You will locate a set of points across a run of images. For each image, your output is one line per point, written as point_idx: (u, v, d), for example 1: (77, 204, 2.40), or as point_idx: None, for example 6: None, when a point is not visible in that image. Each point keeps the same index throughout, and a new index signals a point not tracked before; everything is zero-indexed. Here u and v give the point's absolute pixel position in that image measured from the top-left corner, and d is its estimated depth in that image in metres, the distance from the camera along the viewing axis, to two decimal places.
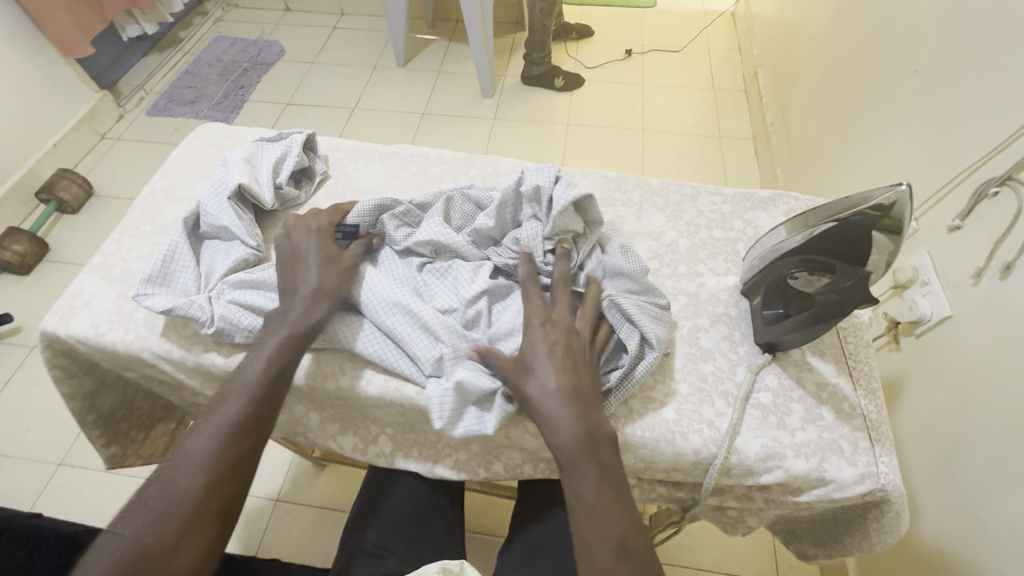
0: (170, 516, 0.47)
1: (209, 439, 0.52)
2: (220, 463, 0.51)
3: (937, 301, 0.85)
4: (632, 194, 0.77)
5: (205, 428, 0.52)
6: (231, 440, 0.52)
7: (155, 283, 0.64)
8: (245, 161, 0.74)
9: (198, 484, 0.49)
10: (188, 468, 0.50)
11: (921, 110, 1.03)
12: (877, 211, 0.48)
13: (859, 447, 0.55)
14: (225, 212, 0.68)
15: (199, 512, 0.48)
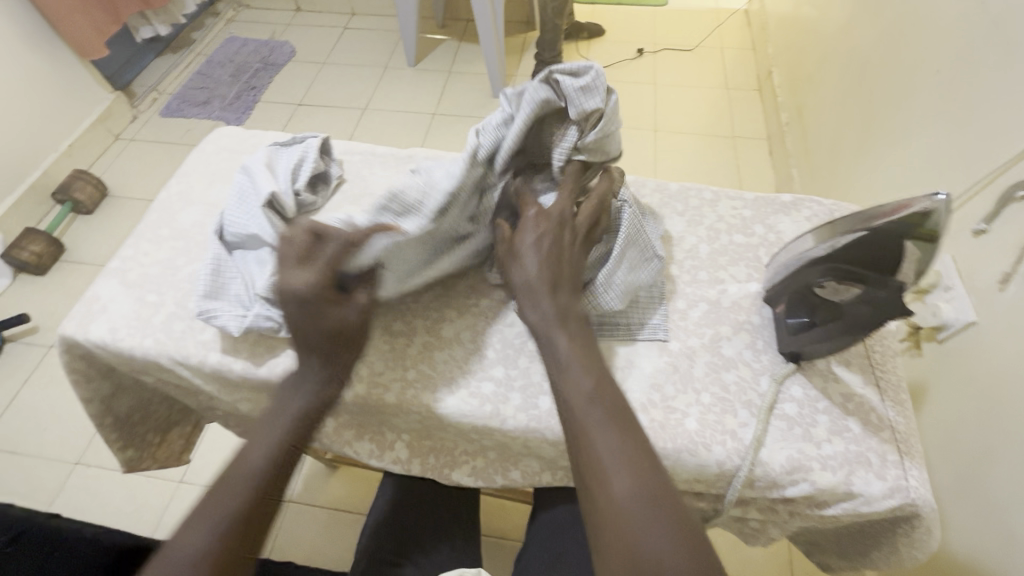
0: None
1: (214, 523, 0.51)
2: (231, 535, 0.50)
3: (962, 307, 0.83)
4: (651, 198, 0.76)
5: (204, 518, 0.51)
6: (235, 529, 0.51)
7: (210, 298, 0.64)
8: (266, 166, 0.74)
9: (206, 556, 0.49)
10: (194, 536, 0.50)
11: (944, 111, 1.01)
12: (913, 219, 0.46)
13: (888, 460, 0.53)
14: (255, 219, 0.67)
15: None
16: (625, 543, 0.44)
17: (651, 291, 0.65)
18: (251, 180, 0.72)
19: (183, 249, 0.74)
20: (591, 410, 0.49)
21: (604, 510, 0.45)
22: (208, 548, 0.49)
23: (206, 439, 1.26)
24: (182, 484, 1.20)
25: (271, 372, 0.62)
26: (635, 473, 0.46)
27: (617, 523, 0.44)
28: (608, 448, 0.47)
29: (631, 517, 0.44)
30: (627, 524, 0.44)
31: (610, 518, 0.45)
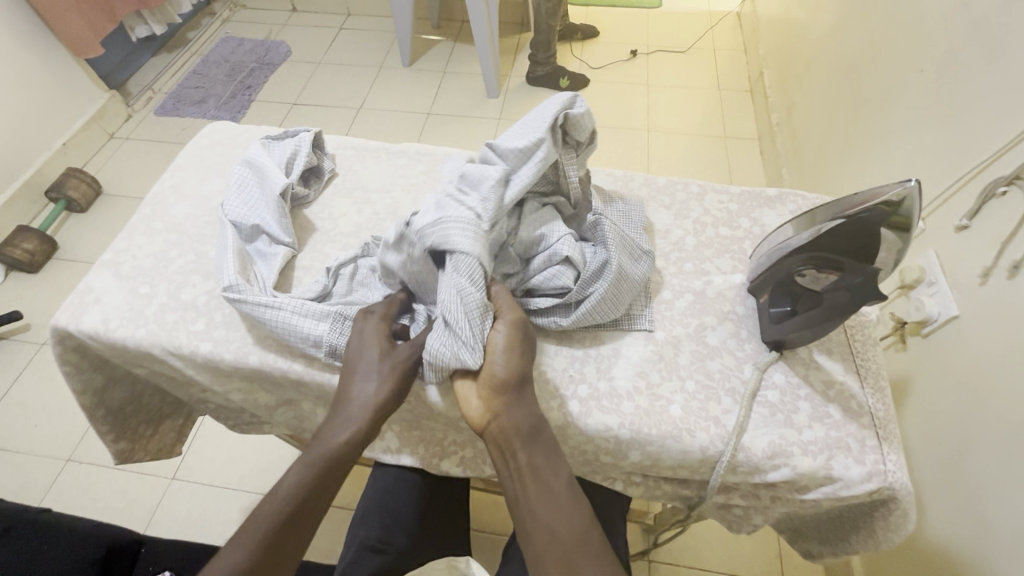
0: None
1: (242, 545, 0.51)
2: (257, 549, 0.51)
3: (945, 300, 0.85)
4: (639, 192, 0.77)
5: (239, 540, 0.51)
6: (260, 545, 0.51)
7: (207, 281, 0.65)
8: (258, 158, 0.76)
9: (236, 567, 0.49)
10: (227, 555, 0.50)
11: (928, 110, 1.03)
12: (886, 207, 0.48)
13: (866, 445, 0.55)
14: (257, 210, 0.71)
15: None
16: (556, 542, 0.50)
17: (641, 286, 0.65)
18: (248, 172, 0.75)
19: (176, 241, 0.74)
20: (538, 426, 0.54)
21: (542, 513, 0.51)
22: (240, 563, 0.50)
23: (199, 435, 1.26)
24: (174, 481, 1.20)
25: (263, 362, 0.63)
26: (570, 481, 0.53)
27: (550, 525, 0.50)
28: (549, 461, 0.53)
29: (562, 520, 0.50)
30: (558, 523, 0.50)
31: (547, 525, 0.50)
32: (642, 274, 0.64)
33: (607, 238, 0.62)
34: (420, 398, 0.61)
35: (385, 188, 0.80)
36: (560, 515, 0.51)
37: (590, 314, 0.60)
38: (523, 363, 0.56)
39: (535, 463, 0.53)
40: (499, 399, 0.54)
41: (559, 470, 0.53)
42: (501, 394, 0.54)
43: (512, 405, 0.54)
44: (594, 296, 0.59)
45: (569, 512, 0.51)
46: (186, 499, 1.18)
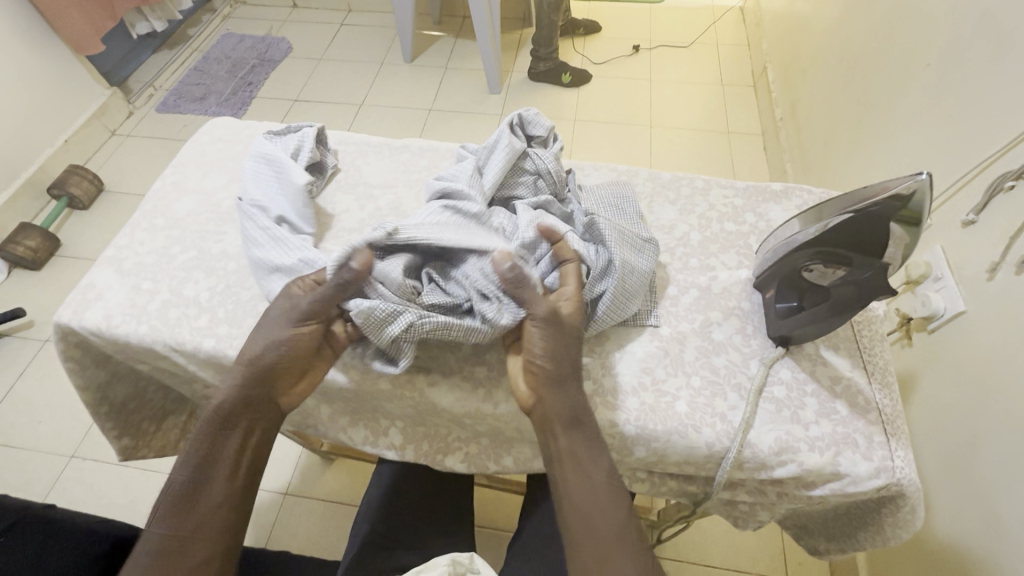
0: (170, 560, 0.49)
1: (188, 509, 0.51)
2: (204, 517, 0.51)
3: (951, 296, 0.84)
4: (643, 187, 0.77)
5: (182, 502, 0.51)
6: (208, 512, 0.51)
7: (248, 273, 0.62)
8: (265, 154, 0.75)
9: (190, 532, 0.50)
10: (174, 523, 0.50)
11: (934, 104, 1.02)
12: (896, 201, 0.47)
13: (874, 441, 0.54)
14: (281, 199, 0.71)
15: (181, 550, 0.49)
16: (597, 533, 0.49)
17: (650, 282, 0.64)
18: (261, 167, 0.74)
19: (179, 238, 0.74)
20: (584, 418, 0.53)
21: (586, 501, 0.50)
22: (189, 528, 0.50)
23: None
24: None
25: None
26: (609, 465, 0.53)
27: (592, 514, 0.50)
28: (590, 451, 0.52)
29: (603, 510, 0.50)
30: (601, 514, 0.50)
31: (588, 512, 0.50)
32: (648, 270, 0.62)
33: (605, 237, 0.60)
34: (423, 395, 0.61)
35: (387, 185, 0.79)
36: (600, 505, 0.51)
37: (606, 316, 0.59)
38: (572, 355, 0.55)
39: (576, 452, 0.52)
40: (544, 389, 0.54)
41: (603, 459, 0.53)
42: (552, 382, 0.54)
43: (558, 395, 0.53)
44: (606, 294, 0.58)
45: (607, 505, 0.51)
46: None
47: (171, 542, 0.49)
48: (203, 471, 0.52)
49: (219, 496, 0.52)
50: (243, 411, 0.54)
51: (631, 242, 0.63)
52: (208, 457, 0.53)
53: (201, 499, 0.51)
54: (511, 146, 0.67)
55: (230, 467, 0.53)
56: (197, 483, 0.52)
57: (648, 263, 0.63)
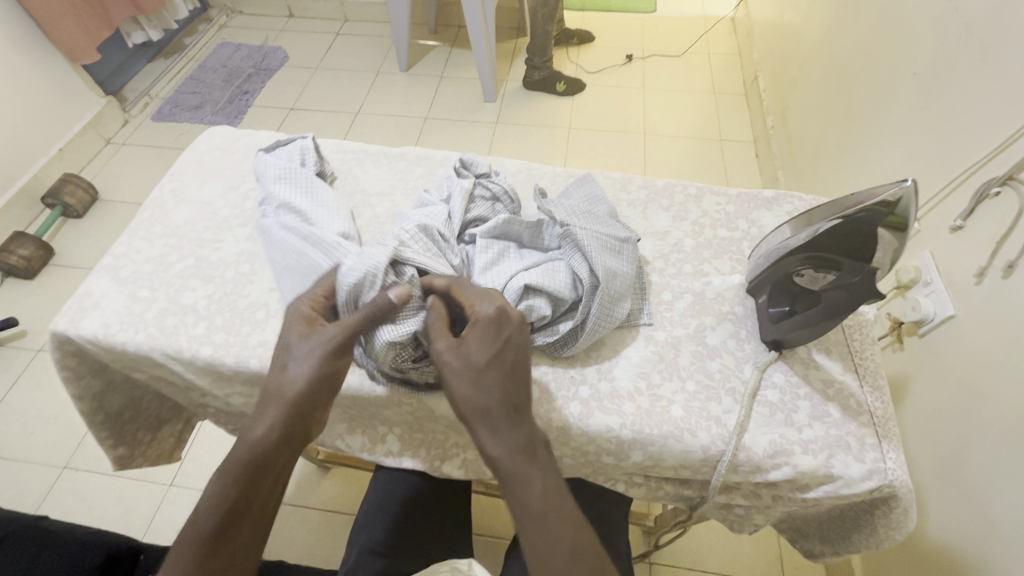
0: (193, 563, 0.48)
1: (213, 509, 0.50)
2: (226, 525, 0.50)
3: (941, 301, 0.85)
4: (637, 194, 0.78)
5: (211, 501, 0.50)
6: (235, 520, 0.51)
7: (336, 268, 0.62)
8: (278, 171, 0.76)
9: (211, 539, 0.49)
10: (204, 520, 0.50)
11: (921, 111, 1.04)
12: (883, 207, 0.48)
13: (866, 443, 0.55)
14: (319, 209, 0.73)
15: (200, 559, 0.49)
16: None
17: (637, 279, 0.66)
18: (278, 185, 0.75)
19: (176, 246, 0.74)
20: (517, 449, 0.49)
21: (528, 541, 0.48)
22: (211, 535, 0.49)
23: (197, 440, 1.26)
24: (172, 487, 1.20)
25: (263, 365, 0.63)
26: (546, 485, 0.49)
27: (541, 553, 0.47)
28: (523, 483, 0.49)
29: (552, 551, 0.47)
30: (548, 552, 0.47)
31: (534, 554, 0.47)
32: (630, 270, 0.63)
33: (580, 247, 0.61)
34: (420, 400, 0.61)
35: (385, 193, 0.80)
36: (549, 542, 0.47)
37: (599, 326, 0.59)
38: (499, 385, 0.51)
39: (511, 483, 0.49)
40: (471, 426, 0.50)
41: (533, 484, 0.49)
42: (483, 418, 0.50)
43: (491, 434, 0.50)
44: (594, 304, 0.59)
45: (552, 530, 0.47)
46: (185, 505, 1.17)
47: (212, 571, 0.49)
48: (238, 500, 0.51)
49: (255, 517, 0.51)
50: (275, 442, 0.53)
51: (603, 247, 0.63)
52: (240, 485, 0.51)
53: (238, 528, 0.51)
54: (460, 186, 0.70)
55: (262, 495, 0.52)
56: (233, 513, 0.51)
57: (631, 263, 0.64)
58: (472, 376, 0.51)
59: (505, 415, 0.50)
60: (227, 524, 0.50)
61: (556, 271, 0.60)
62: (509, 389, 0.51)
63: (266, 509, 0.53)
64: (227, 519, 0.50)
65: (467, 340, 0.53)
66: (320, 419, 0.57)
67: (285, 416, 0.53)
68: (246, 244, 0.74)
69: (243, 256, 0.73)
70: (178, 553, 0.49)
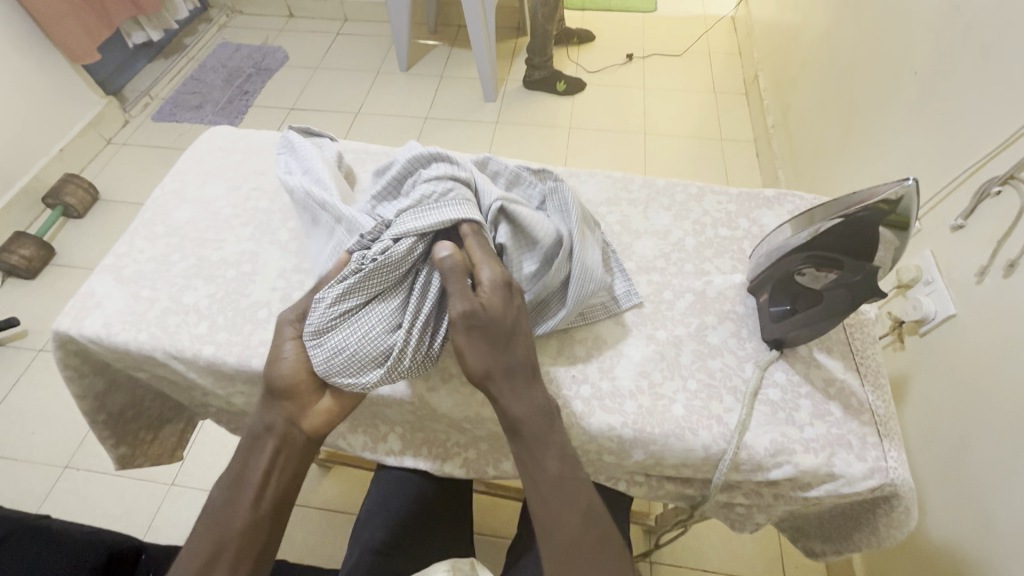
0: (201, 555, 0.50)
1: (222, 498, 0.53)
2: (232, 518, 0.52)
3: (941, 300, 0.85)
4: (638, 194, 0.78)
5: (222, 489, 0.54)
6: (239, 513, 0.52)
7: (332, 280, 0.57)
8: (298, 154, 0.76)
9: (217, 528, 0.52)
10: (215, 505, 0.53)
11: (922, 110, 1.04)
12: (885, 206, 0.48)
13: (867, 442, 0.55)
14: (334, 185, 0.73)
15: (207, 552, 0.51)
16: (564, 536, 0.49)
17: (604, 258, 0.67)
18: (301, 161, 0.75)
19: (178, 245, 0.74)
20: (541, 411, 0.52)
21: (546, 501, 0.50)
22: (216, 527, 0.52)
23: (198, 440, 1.26)
24: (173, 487, 1.20)
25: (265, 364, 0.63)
26: (564, 447, 0.52)
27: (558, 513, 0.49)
28: (543, 446, 0.51)
29: (567, 511, 0.50)
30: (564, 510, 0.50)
31: (552, 514, 0.49)
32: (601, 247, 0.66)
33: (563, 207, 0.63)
34: (422, 398, 0.61)
35: None
36: (565, 502, 0.50)
37: (580, 287, 0.59)
38: (522, 347, 0.54)
39: (531, 443, 0.51)
40: (497, 387, 0.52)
41: (554, 446, 0.51)
42: (506, 378, 0.52)
43: (515, 396, 0.52)
44: (576, 263, 0.59)
45: (569, 488, 0.50)
46: (186, 505, 1.18)
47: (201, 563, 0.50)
48: (232, 491, 0.53)
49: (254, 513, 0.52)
50: (267, 433, 0.55)
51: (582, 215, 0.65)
52: (238, 477, 0.54)
53: (228, 522, 0.52)
54: None
55: (255, 492, 0.53)
56: (228, 510, 0.52)
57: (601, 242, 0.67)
58: (496, 339, 0.52)
59: (528, 377, 0.53)
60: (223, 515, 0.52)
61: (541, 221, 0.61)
62: (529, 351, 0.54)
63: (254, 509, 0.53)
64: (223, 511, 0.52)
65: (487, 303, 0.53)
66: (312, 419, 0.56)
67: (276, 408, 0.56)
68: (248, 243, 0.74)
69: (245, 255, 0.73)
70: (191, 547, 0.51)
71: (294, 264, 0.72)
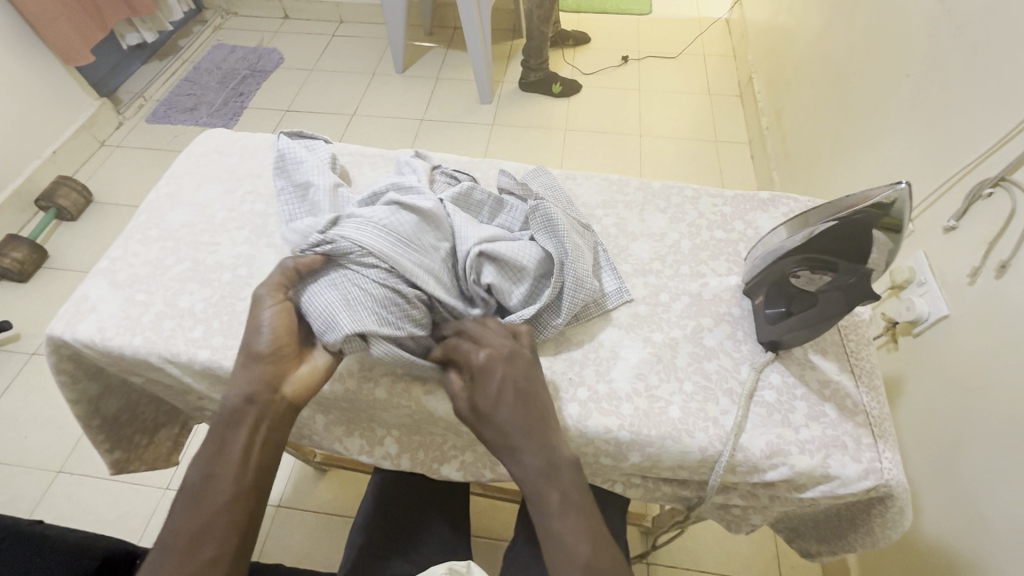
0: (184, 516, 0.50)
1: (203, 462, 0.52)
2: (213, 482, 0.51)
3: (934, 301, 0.86)
4: (634, 196, 0.78)
5: (203, 452, 0.52)
6: (221, 472, 0.51)
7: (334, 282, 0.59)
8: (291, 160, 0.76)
9: (198, 488, 0.51)
10: (194, 472, 0.52)
11: (915, 112, 1.05)
12: (878, 209, 0.49)
13: (862, 443, 0.56)
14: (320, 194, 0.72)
15: (190, 517, 0.49)
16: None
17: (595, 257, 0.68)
18: (295, 169, 0.76)
19: (173, 249, 0.74)
20: (538, 466, 0.51)
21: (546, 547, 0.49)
22: (198, 487, 0.51)
23: (193, 443, 1.25)
24: (168, 491, 1.19)
25: None
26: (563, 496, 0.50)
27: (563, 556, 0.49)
28: (551, 494, 0.50)
29: (570, 551, 0.49)
30: (569, 556, 0.48)
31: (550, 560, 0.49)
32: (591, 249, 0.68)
33: (547, 224, 0.63)
34: (417, 402, 0.61)
35: None
36: (568, 549, 0.49)
37: (574, 296, 0.60)
38: (518, 408, 0.52)
39: (537, 491, 0.50)
40: (496, 449, 0.52)
41: (552, 499, 0.50)
42: (506, 429, 0.52)
43: (520, 447, 0.51)
44: (569, 275, 0.61)
45: (569, 537, 0.49)
46: None
47: (185, 539, 0.49)
48: (213, 466, 0.52)
49: (233, 479, 0.51)
50: (249, 405, 0.54)
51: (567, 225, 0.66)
52: (217, 449, 0.52)
53: (211, 499, 0.50)
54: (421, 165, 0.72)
55: (236, 466, 0.52)
56: (209, 478, 0.51)
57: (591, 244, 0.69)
58: (488, 405, 0.52)
59: (529, 438, 0.52)
60: (200, 492, 0.51)
61: (522, 248, 0.61)
62: (528, 410, 0.53)
63: (230, 490, 0.51)
64: (202, 487, 0.51)
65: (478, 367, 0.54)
66: (296, 388, 0.56)
67: (259, 380, 0.55)
68: (243, 246, 0.74)
69: (241, 258, 0.73)
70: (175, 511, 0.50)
71: None
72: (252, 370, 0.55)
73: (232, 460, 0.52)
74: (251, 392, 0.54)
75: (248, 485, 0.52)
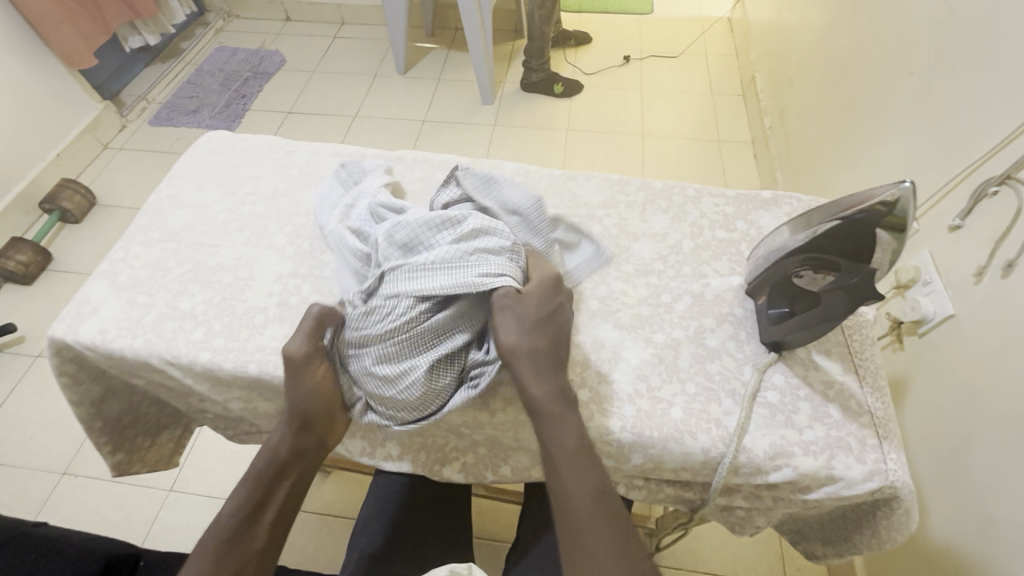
0: (215, 555, 0.51)
1: (237, 505, 0.54)
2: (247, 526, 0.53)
3: (940, 301, 0.85)
4: (635, 196, 0.78)
5: (238, 494, 0.54)
6: (258, 517, 0.54)
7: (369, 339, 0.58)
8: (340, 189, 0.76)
9: (232, 530, 0.52)
10: (227, 513, 0.53)
11: (919, 110, 1.04)
12: (880, 208, 0.48)
13: (866, 444, 0.55)
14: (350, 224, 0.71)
15: (219, 557, 0.51)
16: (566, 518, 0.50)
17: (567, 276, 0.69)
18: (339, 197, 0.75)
19: (174, 251, 0.74)
20: (553, 396, 0.54)
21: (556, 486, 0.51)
22: (231, 529, 0.52)
23: (196, 445, 1.26)
24: (171, 492, 1.19)
25: (261, 370, 0.63)
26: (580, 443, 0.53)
27: (565, 498, 0.51)
28: (559, 433, 0.53)
29: (576, 489, 0.51)
30: (570, 500, 0.50)
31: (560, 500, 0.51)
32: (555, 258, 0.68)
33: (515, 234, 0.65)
34: None
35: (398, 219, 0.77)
36: (569, 490, 0.51)
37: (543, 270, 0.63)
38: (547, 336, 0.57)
39: (544, 431, 0.54)
40: (516, 364, 0.55)
41: (568, 436, 0.53)
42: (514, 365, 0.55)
43: (534, 372, 0.55)
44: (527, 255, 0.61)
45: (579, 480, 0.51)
46: (185, 511, 1.17)
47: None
48: (251, 507, 0.54)
49: (267, 528, 0.54)
50: (295, 458, 0.57)
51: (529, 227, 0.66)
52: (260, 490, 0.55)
53: (244, 538, 0.52)
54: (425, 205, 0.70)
55: (271, 515, 0.54)
56: (245, 520, 0.53)
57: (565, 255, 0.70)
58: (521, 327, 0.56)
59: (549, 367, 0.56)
60: (236, 530, 0.52)
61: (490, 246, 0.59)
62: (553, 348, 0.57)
63: (262, 534, 0.53)
64: (238, 526, 0.53)
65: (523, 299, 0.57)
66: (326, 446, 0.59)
67: (306, 436, 0.57)
68: (244, 249, 0.74)
69: (242, 260, 0.73)
70: (202, 550, 0.52)
71: (291, 269, 0.72)
72: (294, 426, 0.57)
73: (271, 502, 0.55)
74: (296, 446, 0.57)
75: (279, 530, 0.55)
